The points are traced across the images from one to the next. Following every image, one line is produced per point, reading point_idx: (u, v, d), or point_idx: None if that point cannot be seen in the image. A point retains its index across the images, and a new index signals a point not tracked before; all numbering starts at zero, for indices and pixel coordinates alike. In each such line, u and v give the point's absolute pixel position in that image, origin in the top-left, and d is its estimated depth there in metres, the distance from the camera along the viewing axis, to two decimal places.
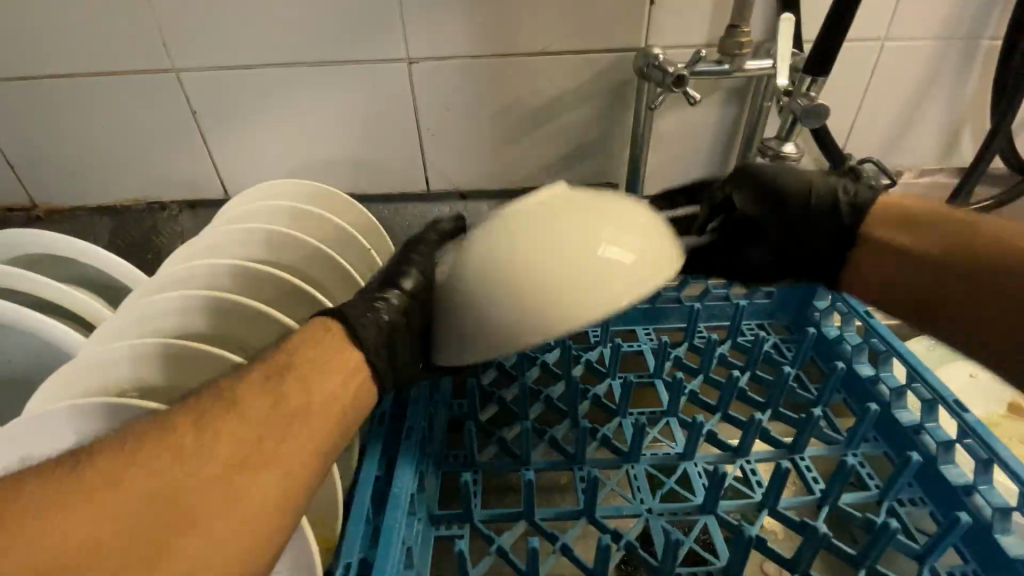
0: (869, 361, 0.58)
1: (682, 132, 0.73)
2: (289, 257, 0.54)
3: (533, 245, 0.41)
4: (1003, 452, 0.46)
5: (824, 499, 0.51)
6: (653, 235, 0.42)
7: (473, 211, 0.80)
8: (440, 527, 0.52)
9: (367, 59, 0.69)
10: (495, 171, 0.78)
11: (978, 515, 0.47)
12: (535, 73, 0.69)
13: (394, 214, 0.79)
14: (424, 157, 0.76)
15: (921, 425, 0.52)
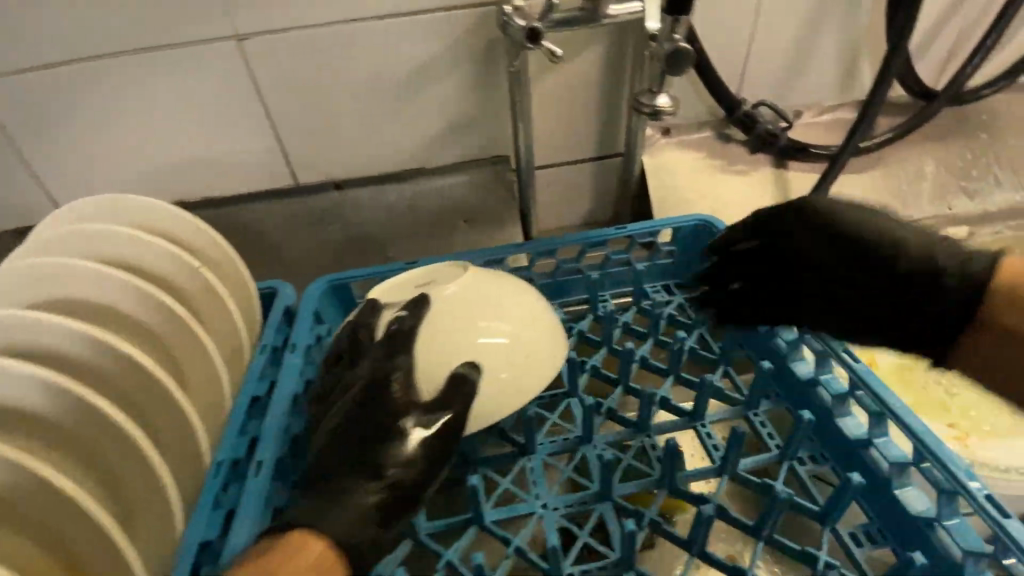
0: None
1: (564, 92, 0.67)
2: (89, 294, 0.45)
3: (444, 327, 0.48)
4: (892, 400, 0.40)
5: (723, 468, 0.46)
6: (539, 327, 0.52)
7: (353, 203, 0.72)
8: None
9: (189, 43, 0.59)
10: (370, 155, 0.69)
11: (876, 467, 0.41)
12: (389, 39, 0.61)
13: (265, 215, 0.71)
14: (285, 149, 0.67)
15: (816, 377, 0.47)
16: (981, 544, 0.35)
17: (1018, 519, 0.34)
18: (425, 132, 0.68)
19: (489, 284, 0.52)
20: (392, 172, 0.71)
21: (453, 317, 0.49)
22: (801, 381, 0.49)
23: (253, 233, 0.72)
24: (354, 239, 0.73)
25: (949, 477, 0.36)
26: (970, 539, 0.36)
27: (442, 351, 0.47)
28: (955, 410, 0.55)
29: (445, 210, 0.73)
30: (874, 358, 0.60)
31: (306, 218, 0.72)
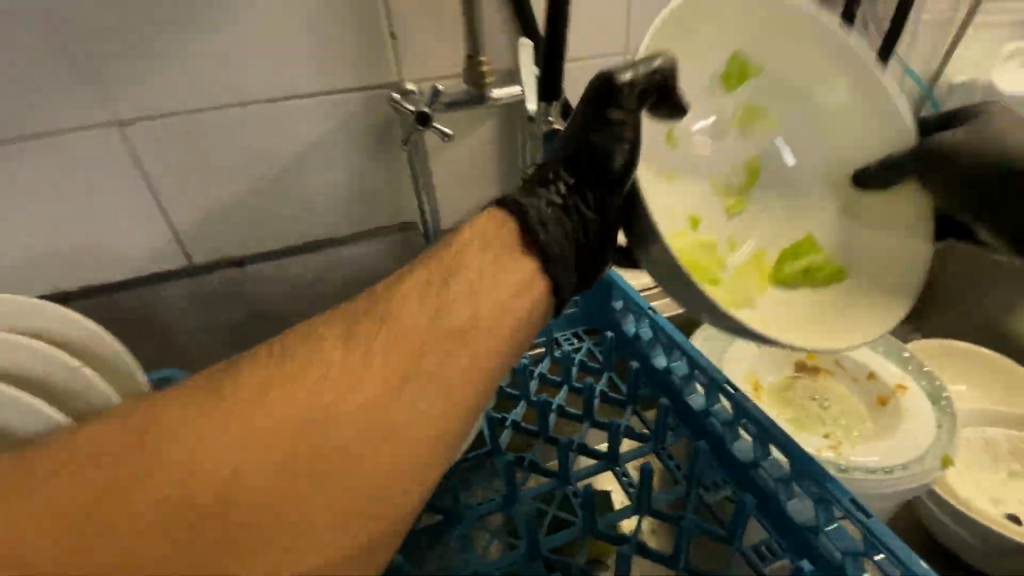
0: (661, 351, 0.59)
1: (463, 160, 0.71)
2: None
3: None
4: (771, 424, 0.46)
5: (639, 506, 0.49)
6: None
7: (254, 279, 0.70)
8: None
9: (59, 129, 0.56)
10: (274, 229, 0.68)
11: (764, 486, 0.45)
12: (287, 120, 0.62)
13: (152, 302, 0.66)
14: (176, 230, 0.64)
15: (708, 408, 0.52)
16: (854, 543, 0.39)
17: (877, 515, 0.38)
18: (329, 205, 0.69)
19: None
20: (298, 244, 0.71)
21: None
22: (694, 411, 0.53)
23: (138, 322, 0.67)
24: (258, 316, 0.71)
25: (823, 487, 0.40)
26: (844, 540, 0.40)
27: None
28: (828, 420, 0.63)
29: (356, 280, 0.74)
30: (759, 381, 0.67)
31: (200, 301, 0.68)
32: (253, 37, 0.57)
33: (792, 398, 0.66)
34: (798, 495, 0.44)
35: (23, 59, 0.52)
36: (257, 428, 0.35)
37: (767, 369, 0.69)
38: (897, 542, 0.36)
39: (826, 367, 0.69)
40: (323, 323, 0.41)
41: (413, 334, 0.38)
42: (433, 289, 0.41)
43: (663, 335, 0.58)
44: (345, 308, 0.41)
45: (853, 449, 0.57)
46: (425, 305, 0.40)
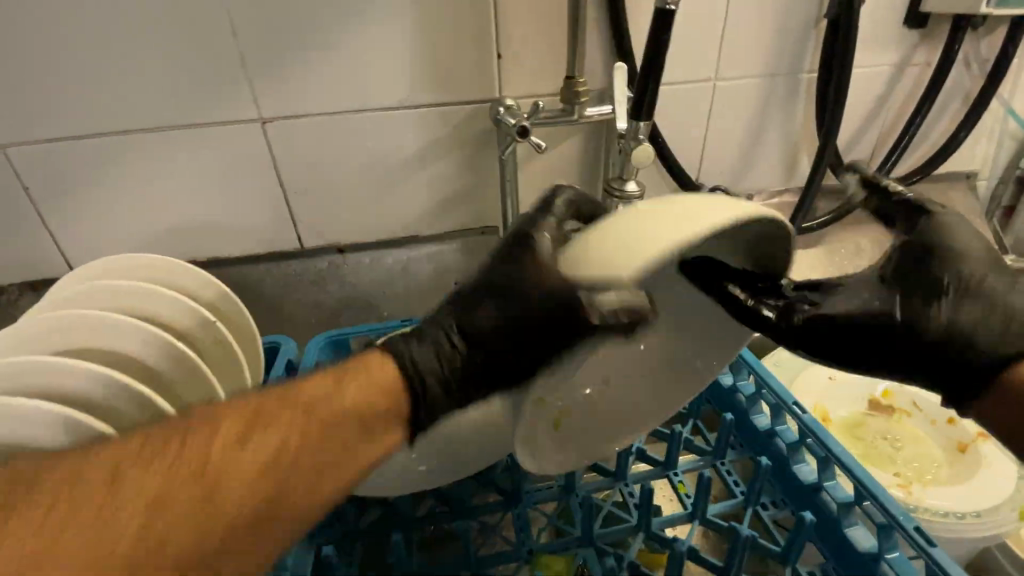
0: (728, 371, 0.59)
1: (548, 172, 0.75)
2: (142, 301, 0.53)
3: None
4: (835, 447, 0.46)
5: (693, 513, 0.51)
6: None
7: (352, 266, 0.78)
8: None
9: (219, 121, 0.67)
10: (372, 223, 0.77)
11: (826, 509, 0.46)
12: (396, 127, 0.71)
13: (265, 276, 0.76)
14: (294, 215, 0.74)
15: (772, 428, 0.52)
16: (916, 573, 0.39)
17: (943, 548, 0.39)
18: (423, 205, 0.77)
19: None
20: (391, 238, 0.78)
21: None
22: (758, 431, 0.54)
23: (250, 291, 0.77)
24: (350, 299, 0.78)
25: (887, 513, 0.41)
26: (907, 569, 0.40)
27: None
28: (900, 462, 0.61)
29: (438, 275, 0.80)
30: (828, 414, 0.66)
31: (305, 280, 0.77)
32: (377, 53, 0.66)
33: (863, 436, 0.64)
34: (860, 522, 0.44)
35: (197, 62, 0.63)
36: (109, 531, 0.31)
37: (838, 401, 0.67)
38: None
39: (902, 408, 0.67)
40: (143, 438, 0.35)
41: (245, 462, 0.35)
42: (282, 411, 0.38)
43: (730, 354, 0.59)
44: (156, 434, 0.35)
45: (926, 489, 0.56)
46: (272, 432, 0.36)
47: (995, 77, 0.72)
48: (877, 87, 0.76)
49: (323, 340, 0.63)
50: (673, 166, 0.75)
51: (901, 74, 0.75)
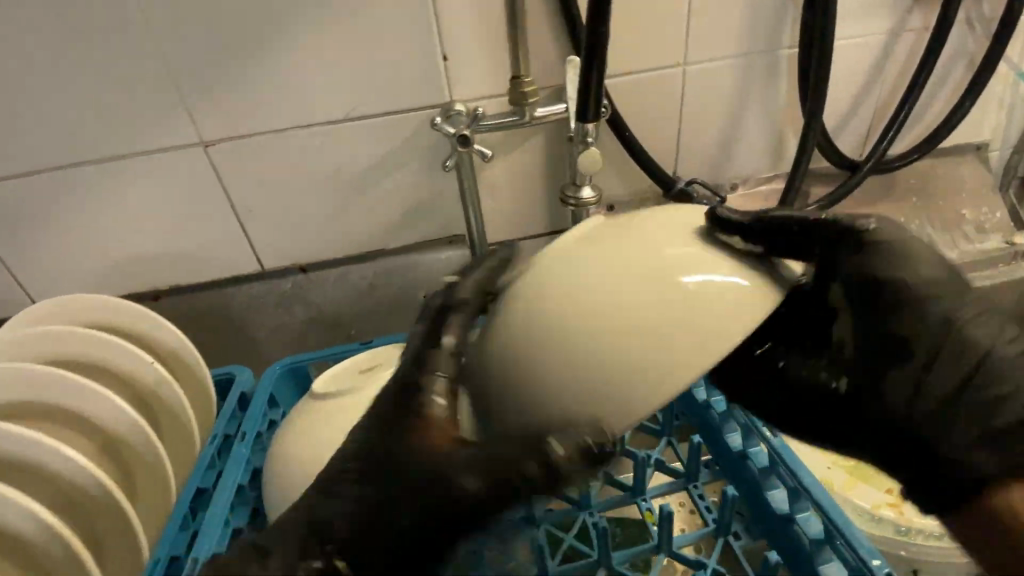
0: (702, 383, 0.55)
1: (511, 175, 0.71)
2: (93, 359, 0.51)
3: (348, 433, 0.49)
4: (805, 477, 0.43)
5: (659, 545, 0.48)
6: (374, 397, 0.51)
7: (318, 285, 0.75)
8: None
9: (162, 148, 0.64)
10: (332, 240, 0.74)
11: (799, 544, 0.43)
12: (344, 139, 0.67)
13: (228, 301, 0.74)
14: (251, 237, 0.72)
15: (744, 450, 0.49)
16: None
17: None
18: (383, 218, 0.73)
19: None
20: (354, 253, 0.75)
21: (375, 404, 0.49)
22: (733, 452, 0.50)
23: (215, 318, 0.75)
24: (316, 319, 0.76)
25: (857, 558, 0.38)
26: None
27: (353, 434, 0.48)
28: None
29: (406, 288, 0.77)
30: None
31: (269, 302, 0.75)
32: (315, 63, 0.62)
33: None
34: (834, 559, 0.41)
35: (130, 89, 0.61)
36: None
37: None
38: None
39: None
40: None
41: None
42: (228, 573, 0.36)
43: None
44: None
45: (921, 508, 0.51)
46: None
47: (999, 37, 0.65)
48: (868, 58, 0.69)
49: (279, 368, 0.61)
50: (645, 160, 0.70)
51: (895, 40, 0.68)
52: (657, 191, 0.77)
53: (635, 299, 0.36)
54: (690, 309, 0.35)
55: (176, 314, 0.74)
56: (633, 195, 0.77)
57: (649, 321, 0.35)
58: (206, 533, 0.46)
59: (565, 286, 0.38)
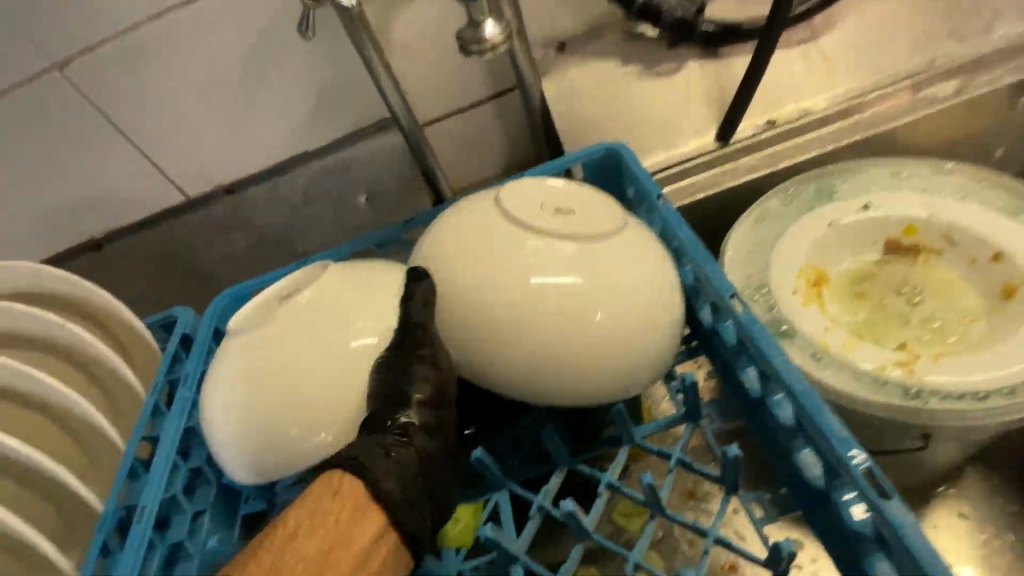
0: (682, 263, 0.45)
1: (425, 29, 0.57)
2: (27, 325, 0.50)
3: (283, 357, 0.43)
4: (772, 355, 0.34)
5: (623, 437, 0.43)
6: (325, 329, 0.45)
7: (250, 204, 0.68)
8: None
9: (19, 82, 0.57)
10: (248, 150, 0.65)
11: (773, 429, 0.35)
12: (213, 23, 0.56)
13: (163, 238, 0.69)
14: (159, 166, 0.64)
15: (714, 325, 0.40)
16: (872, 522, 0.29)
17: (900, 498, 0.28)
18: (294, 114, 0.63)
19: (345, 287, 0.46)
20: (280, 162, 0.66)
21: (332, 341, 0.44)
22: (707, 330, 0.41)
23: (156, 258, 0.70)
24: (262, 241, 0.71)
25: (827, 449, 0.30)
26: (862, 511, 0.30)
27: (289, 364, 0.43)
28: (916, 321, 0.49)
29: (344, 191, 0.68)
30: (825, 271, 0.52)
31: (207, 231, 0.69)
32: None
33: (867, 291, 0.52)
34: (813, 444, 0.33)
35: None
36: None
37: (839, 253, 0.53)
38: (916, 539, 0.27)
39: (930, 246, 0.53)
40: None
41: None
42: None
43: (670, 233, 0.45)
44: None
45: (935, 365, 0.43)
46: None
47: None
48: None
49: (217, 303, 0.56)
50: None
51: None
52: (617, 13, 0.61)
53: (484, 299, 0.40)
54: (567, 307, 0.39)
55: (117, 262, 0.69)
56: (588, 27, 0.61)
57: (548, 340, 0.39)
58: (150, 483, 0.43)
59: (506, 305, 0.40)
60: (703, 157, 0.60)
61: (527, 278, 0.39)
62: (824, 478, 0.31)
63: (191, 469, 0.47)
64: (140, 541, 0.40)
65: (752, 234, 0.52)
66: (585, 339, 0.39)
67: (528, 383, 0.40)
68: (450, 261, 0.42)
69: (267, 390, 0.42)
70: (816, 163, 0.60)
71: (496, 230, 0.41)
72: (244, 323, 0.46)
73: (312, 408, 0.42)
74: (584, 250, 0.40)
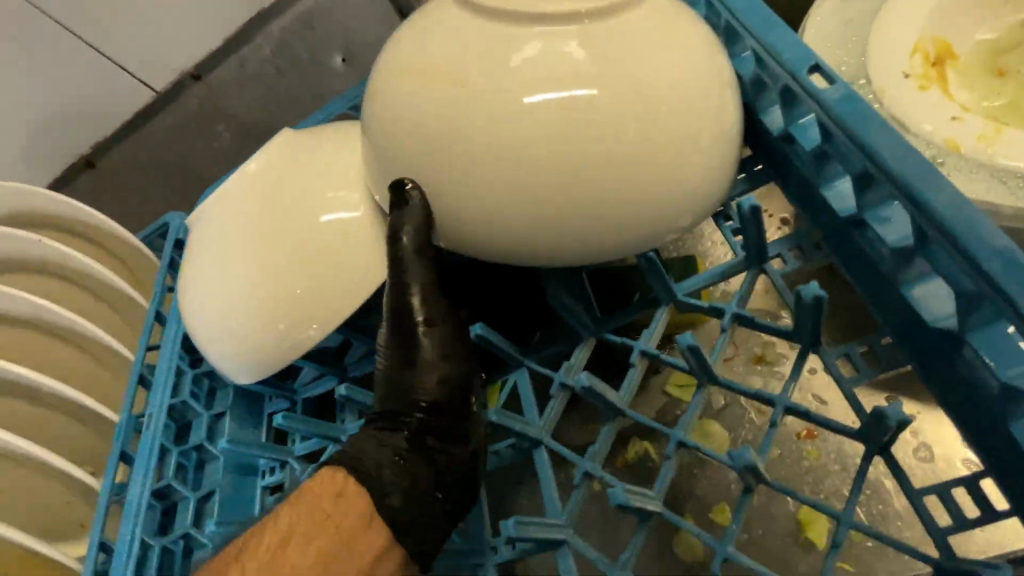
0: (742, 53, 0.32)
1: None
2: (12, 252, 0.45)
3: (254, 241, 0.37)
4: (880, 147, 0.22)
5: (660, 295, 0.34)
6: (292, 207, 0.38)
7: (222, 90, 0.60)
8: (266, 477, 0.43)
9: None
10: (202, 19, 0.55)
11: (873, 260, 0.25)
12: None
13: (142, 148, 0.61)
14: (109, 57, 0.54)
15: (788, 128, 0.28)
16: None
17: None
18: None
19: (301, 153, 0.39)
20: (240, 30, 0.57)
21: (298, 213, 0.37)
22: (774, 139, 0.30)
23: (142, 175, 0.63)
24: (248, 132, 0.63)
25: (967, 273, 0.20)
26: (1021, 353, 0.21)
27: (263, 250, 0.37)
28: None
29: (319, 55, 0.59)
30: (950, 46, 0.37)
31: (187, 130, 0.62)
32: None
33: (1009, 66, 0.37)
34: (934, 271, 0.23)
35: None
36: None
37: (971, 15, 0.37)
38: None
39: None
40: None
41: None
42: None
43: (715, 8, 0.32)
44: None
45: None
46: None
47: None
48: None
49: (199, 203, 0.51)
50: None
51: None
52: None
53: (467, 143, 0.30)
54: (573, 135, 0.29)
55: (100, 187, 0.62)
56: None
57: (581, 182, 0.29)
58: (154, 390, 0.42)
59: (487, 149, 0.29)
60: None
61: (518, 97, 0.29)
62: (952, 317, 0.22)
63: (202, 372, 0.45)
64: (149, 448, 0.39)
65: (838, 8, 0.38)
66: (626, 177, 0.29)
67: (535, 249, 0.31)
68: (405, 90, 0.31)
69: (245, 283, 0.37)
70: None
71: (465, 37, 0.30)
72: (212, 213, 0.40)
73: (298, 300, 0.37)
74: (592, 39, 0.29)
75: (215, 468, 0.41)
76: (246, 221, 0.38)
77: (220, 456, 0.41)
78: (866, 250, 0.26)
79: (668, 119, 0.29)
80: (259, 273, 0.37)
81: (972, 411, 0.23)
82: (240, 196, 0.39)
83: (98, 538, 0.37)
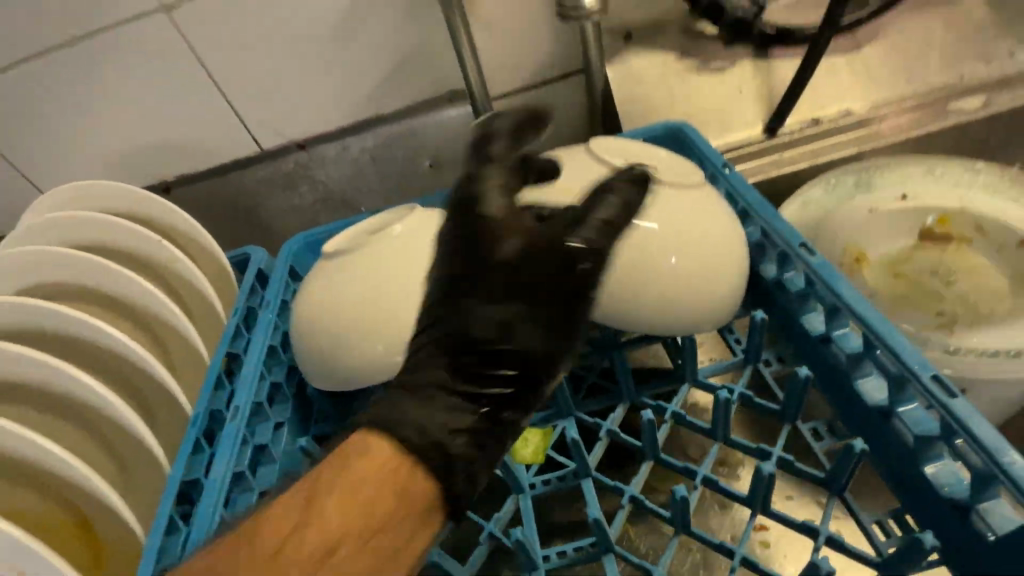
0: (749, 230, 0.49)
1: (506, 10, 0.63)
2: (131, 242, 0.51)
3: (375, 278, 0.47)
4: (844, 290, 0.38)
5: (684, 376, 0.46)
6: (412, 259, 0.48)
7: (319, 161, 0.72)
8: None
9: (125, 19, 0.59)
10: (324, 110, 0.69)
11: (833, 364, 0.39)
12: None
13: (235, 186, 0.72)
14: (240, 115, 0.68)
15: (779, 278, 0.44)
16: (933, 426, 0.33)
17: (966, 397, 0.31)
18: (373, 77, 0.67)
19: (434, 222, 0.48)
20: (353, 124, 0.71)
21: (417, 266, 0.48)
22: (766, 284, 0.46)
23: (224, 208, 0.73)
24: (326, 199, 0.74)
25: (896, 362, 0.34)
26: (923, 421, 0.34)
27: (382, 287, 0.46)
28: (950, 298, 0.53)
29: (409, 157, 0.72)
30: (864, 252, 0.57)
31: (276, 184, 0.73)
32: None
33: (906, 272, 0.56)
34: (874, 372, 0.37)
35: None
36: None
37: (878, 238, 0.58)
38: (982, 429, 0.30)
39: (961, 235, 0.57)
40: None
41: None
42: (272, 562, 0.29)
43: (735, 197, 0.50)
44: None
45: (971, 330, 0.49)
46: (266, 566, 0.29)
47: None
48: None
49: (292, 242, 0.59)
50: None
51: None
52: (682, 10, 0.67)
53: None
54: (645, 251, 0.43)
55: (190, 206, 0.73)
56: (654, 20, 0.68)
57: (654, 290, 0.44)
58: (239, 392, 0.46)
59: None
60: (752, 148, 0.65)
61: None
62: (885, 398, 0.36)
63: (272, 382, 0.50)
64: (229, 440, 0.43)
65: (799, 214, 0.58)
66: (676, 286, 0.43)
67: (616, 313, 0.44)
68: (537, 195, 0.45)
69: (360, 309, 0.46)
70: (851, 159, 0.65)
71: (585, 173, 0.46)
72: (338, 253, 0.49)
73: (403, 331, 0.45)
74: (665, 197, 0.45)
75: (269, 470, 0.45)
76: (371, 261, 0.47)
77: (277, 460, 0.45)
78: (828, 356, 0.40)
79: (709, 255, 0.44)
80: (375, 304, 0.46)
81: (898, 465, 0.35)
82: (369, 242, 0.49)
83: (162, 513, 0.39)
